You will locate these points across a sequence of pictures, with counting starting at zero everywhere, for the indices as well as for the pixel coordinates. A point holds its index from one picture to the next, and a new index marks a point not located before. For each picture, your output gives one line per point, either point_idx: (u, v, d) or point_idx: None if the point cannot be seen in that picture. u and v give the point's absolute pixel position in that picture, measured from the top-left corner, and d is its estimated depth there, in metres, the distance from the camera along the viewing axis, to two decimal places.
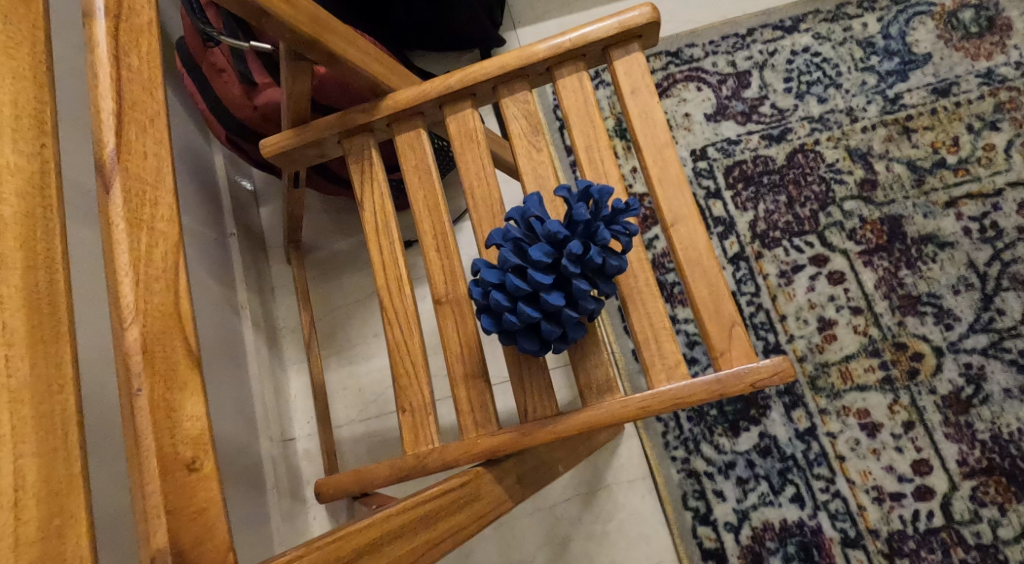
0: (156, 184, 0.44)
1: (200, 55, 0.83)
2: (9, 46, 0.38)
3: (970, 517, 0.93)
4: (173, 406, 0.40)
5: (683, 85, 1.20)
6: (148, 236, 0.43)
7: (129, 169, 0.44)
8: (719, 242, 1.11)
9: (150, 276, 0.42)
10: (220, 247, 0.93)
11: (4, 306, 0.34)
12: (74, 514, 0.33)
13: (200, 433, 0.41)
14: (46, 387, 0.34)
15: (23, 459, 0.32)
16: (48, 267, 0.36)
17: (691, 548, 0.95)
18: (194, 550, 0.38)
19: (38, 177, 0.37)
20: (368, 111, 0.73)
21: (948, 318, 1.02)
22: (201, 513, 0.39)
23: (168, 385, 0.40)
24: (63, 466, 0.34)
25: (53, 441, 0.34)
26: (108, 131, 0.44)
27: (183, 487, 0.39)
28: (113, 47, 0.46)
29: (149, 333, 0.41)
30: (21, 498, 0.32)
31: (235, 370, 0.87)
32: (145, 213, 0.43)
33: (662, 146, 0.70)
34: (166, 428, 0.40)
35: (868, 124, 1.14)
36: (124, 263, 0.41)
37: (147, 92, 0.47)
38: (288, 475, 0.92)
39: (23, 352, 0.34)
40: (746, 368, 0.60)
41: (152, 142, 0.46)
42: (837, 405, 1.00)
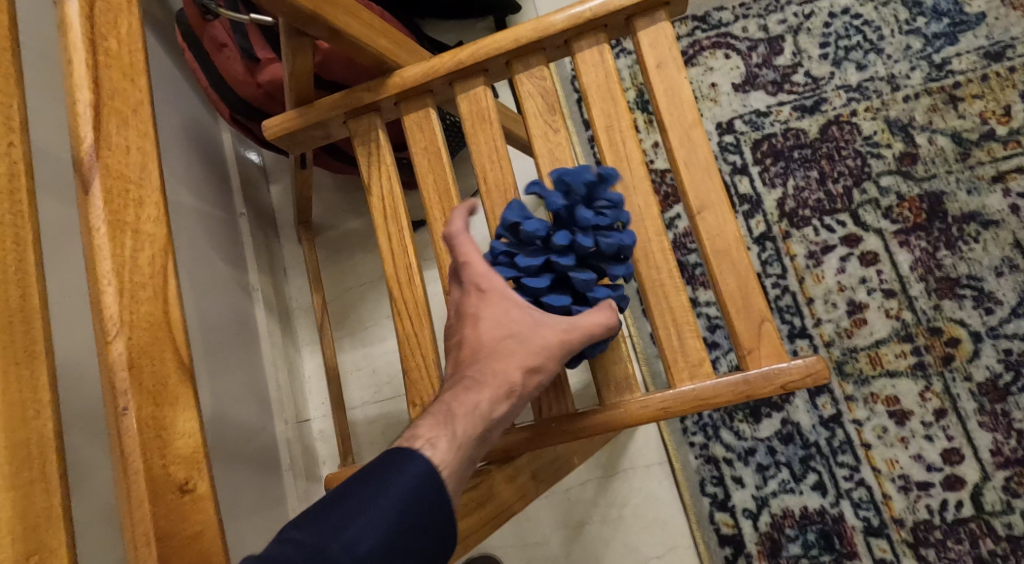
0: (139, 182, 0.44)
1: (200, 30, 0.81)
2: None
3: (1002, 508, 0.90)
4: (163, 423, 0.41)
5: (710, 52, 1.14)
6: (132, 237, 0.43)
7: (109, 166, 0.44)
8: (745, 221, 1.06)
9: (136, 284, 0.42)
10: (230, 228, 0.92)
11: None
12: (54, 550, 0.35)
13: (192, 449, 0.41)
14: (21, 414, 0.36)
15: None
16: (20, 283, 0.38)
17: (708, 534, 0.94)
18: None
19: (8, 179, 0.39)
20: (374, 90, 0.70)
21: (989, 301, 0.97)
22: (195, 538, 0.40)
23: (156, 401, 0.41)
24: (42, 498, 0.35)
25: (29, 474, 0.35)
26: (86, 125, 0.44)
27: (174, 510, 0.39)
28: (88, 32, 0.45)
29: (136, 344, 0.41)
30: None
31: (246, 352, 0.87)
32: (130, 215, 0.43)
33: (689, 127, 0.65)
34: (155, 445, 0.40)
35: (910, 93, 1.07)
36: (106, 270, 0.41)
37: (126, 80, 0.46)
38: (304, 455, 0.93)
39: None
40: (775, 369, 0.57)
41: (134, 134, 0.45)
42: (864, 392, 0.96)
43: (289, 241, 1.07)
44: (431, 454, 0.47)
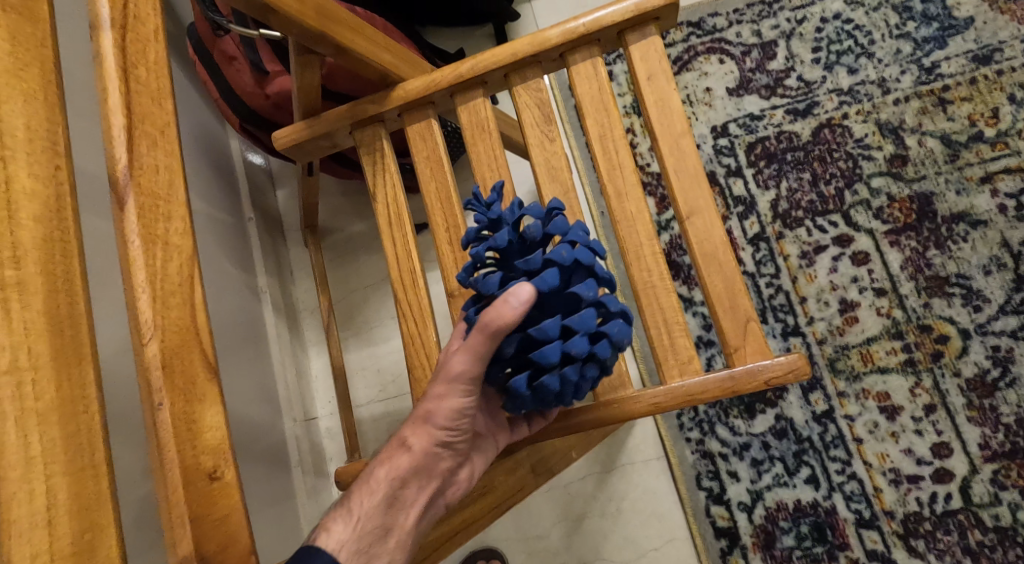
0: (167, 198, 0.47)
1: (211, 43, 0.85)
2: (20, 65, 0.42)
3: (990, 500, 0.93)
4: (192, 419, 0.44)
5: (704, 58, 1.17)
6: (162, 249, 0.46)
7: (140, 183, 0.46)
8: (739, 223, 1.09)
9: (166, 291, 0.45)
10: (239, 232, 0.95)
11: (31, 331, 0.38)
12: (105, 529, 0.38)
13: (220, 443, 0.45)
14: (72, 408, 0.39)
15: (54, 478, 0.37)
16: (67, 290, 0.41)
17: (704, 526, 0.97)
18: (218, 558, 0.43)
19: (54, 199, 0.42)
20: (378, 102, 0.73)
21: (977, 299, 1.00)
22: (221, 522, 0.43)
23: (186, 397, 0.44)
24: (93, 483, 0.39)
25: (81, 461, 0.39)
26: (120, 145, 0.46)
27: (204, 494, 0.43)
28: (121, 61, 0.48)
29: (168, 348, 0.44)
30: (54, 515, 0.37)
31: (256, 352, 0.90)
32: (160, 227, 0.46)
33: (679, 135, 0.68)
34: (186, 438, 0.43)
35: (900, 96, 1.09)
36: (142, 279, 0.44)
37: (154, 103, 0.49)
38: (311, 451, 0.96)
39: (49, 374, 0.38)
40: (761, 365, 0.60)
41: (162, 155, 0.48)
42: (856, 389, 0.99)
43: (295, 244, 1.10)
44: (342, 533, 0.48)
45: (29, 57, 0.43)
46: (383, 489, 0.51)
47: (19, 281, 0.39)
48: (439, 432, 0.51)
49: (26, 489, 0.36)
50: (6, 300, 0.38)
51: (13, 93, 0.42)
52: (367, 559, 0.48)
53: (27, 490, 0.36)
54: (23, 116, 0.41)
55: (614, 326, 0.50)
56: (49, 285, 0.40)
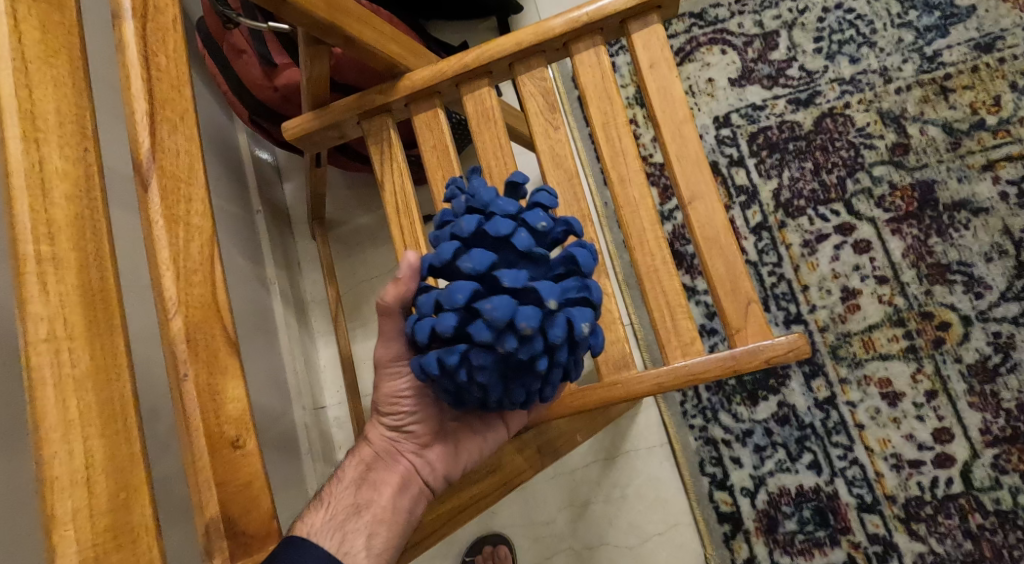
0: (188, 180, 0.51)
1: (221, 37, 0.86)
2: (50, 56, 0.46)
3: (990, 484, 0.94)
4: (215, 389, 0.48)
5: (706, 48, 1.17)
6: (184, 229, 0.50)
7: (163, 167, 0.50)
8: (741, 212, 1.10)
9: (189, 269, 0.49)
10: (248, 225, 0.97)
11: (67, 304, 0.41)
12: (137, 488, 0.41)
13: (241, 413, 0.49)
14: (106, 375, 0.42)
15: (91, 440, 0.40)
16: (99, 267, 0.44)
17: (708, 511, 0.98)
18: (242, 518, 0.48)
19: (83, 181, 0.45)
20: (385, 92, 0.74)
21: (978, 286, 1.00)
22: (245, 486, 0.48)
23: (209, 369, 0.48)
24: (126, 445, 0.42)
25: (116, 425, 0.42)
26: (143, 131, 0.50)
27: (229, 462, 0.48)
28: (142, 48, 0.52)
29: (191, 322, 0.48)
30: (92, 474, 0.39)
31: (266, 342, 0.91)
32: (181, 210, 0.50)
33: (681, 122, 0.69)
34: (211, 408, 0.47)
35: (902, 85, 1.10)
36: (165, 258, 0.48)
37: (174, 90, 0.53)
38: (320, 439, 0.98)
39: (83, 343, 0.41)
40: (762, 346, 0.61)
41: (182, 139, 0.52)
42: (858, 374, 1.00)
43: (303, 236, 1.11)
44: (318, 518, 0.54)
45: (58, 43, 0.46)
46: (350, 480, 0.57)
47: (54, 256, 0.42)
48: (383, 420, 0.58)
49: (66, 449, 0.39)
50: (44, 274, 0.41)
51: (44, 81, 0.45)
52: (342, 538, 0.53)
53: (67, 450, 0.39)
54: (53, 101, 0.45)
55: (486, 304, 0.42)
56: (82, 261, 0.43)
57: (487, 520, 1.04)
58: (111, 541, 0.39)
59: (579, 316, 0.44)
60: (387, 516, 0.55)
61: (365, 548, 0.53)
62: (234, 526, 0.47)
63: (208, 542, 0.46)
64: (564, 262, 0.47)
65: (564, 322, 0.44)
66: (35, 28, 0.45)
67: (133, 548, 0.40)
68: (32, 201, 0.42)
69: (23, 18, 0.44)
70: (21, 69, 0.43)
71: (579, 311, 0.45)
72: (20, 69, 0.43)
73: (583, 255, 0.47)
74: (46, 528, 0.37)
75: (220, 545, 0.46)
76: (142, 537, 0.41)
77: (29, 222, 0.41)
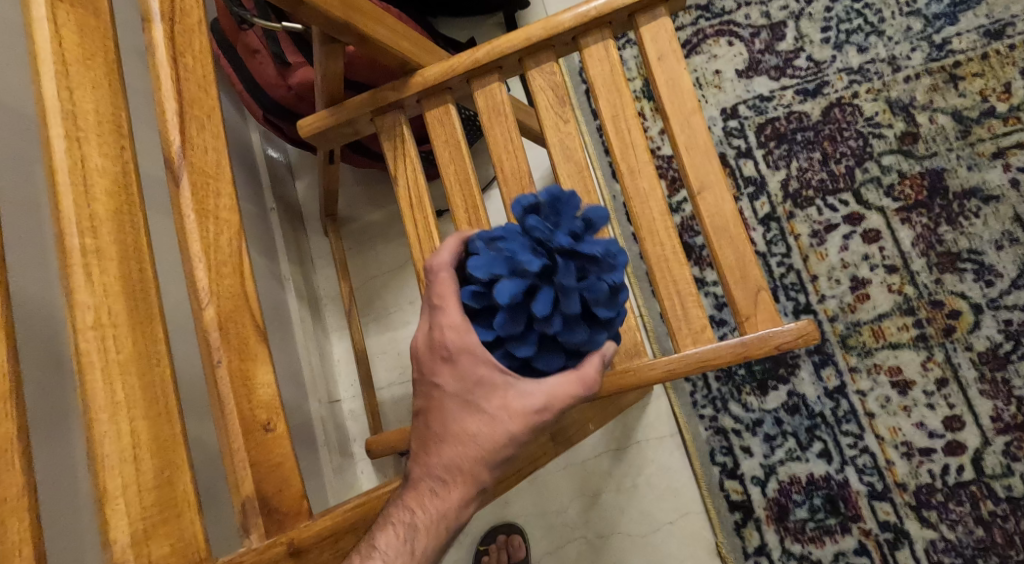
0: (216, 176, 0.55)
1: (235, 38, 0.88)
2: (88, 58, 0.49)
3: (1002, 471, 0.94)
4: (247, 375, 0.52)
5: (714, 40, 1.18)
6: (214, 223, 0.54)
7: (193, 164, 0.54)
8: (750, 203, 1.10)
9: (220, 260, 0.53)
10: (263, 223, 0.99)
11: (110, 293, 0.45)
12: (178, 466, 0.45)
13: (271, 398, 0.53)
14: (147, 361, 0.46)
15: (136, 421, 0.44)
16: (137, 258, 0.47)
17: (719, 500, 0.99)
18: (274, 496, 0.51)
19: (122, 177, 0.48)
20: (398, 89, 0.75)
21: (989, 274, 1.00)
22: (276, 467, 0.52)
23: (240, 355, 0.52)
24: (167, 427, 0.46)
25: (158, 408, 0.45)
26: (173, 129, 0.54)
27: (262, 443, 0.51)
28: (170, 48, 0.55)
29: (222, 311, 0.52)
30: (138, 452, 0.43)
31: (283, 337, 0.94)
32: (211, 204, 0.54)
33: (690, 113, 0.70)
34: (243, 393, 0.51)
35: (911, 74, 1.10)
36: (197, 250, 0.52)
37: (201, 89, 0.56)
38: (336, 432, 1.00)
39: (125, 331, 0.45)
40: (771, 331, 0.62)
41: (209, 136, 0.56)
42: (868, 363, 1.01)
43: (315, 234, 1.13)
44: None
45: (95, 46, 0.50)
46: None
47: (97, 248, 0.45)
48: None
49: (114, 429, 0.42)
50: (88, 265, 0.44)
51: (84, 83, 0.48)
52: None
53: (115, 430, 0.42)
54: (92, 101, 0.48)
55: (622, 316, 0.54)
56: (122, 253, 0.46)
57: (500, 510, 1.05)
58: (157, 515, 0.43)
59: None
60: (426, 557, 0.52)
61: None
62: (268, 503, 0.51)
63: (244, 518, 0.50)
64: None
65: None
66: (73, 32, 0.48)
67: (178, 521, 0.44)
68: (75, 196, 0.45)
69: (62, 22, 0.48)
70: (62, 70, 0.47)
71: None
72: (61, 71, 0.47)
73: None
74: (99, 501, 0.41)
75: (255, 520, 0.50)
76: (186, 511, 0.45)
77: (73, 215, 0.44)
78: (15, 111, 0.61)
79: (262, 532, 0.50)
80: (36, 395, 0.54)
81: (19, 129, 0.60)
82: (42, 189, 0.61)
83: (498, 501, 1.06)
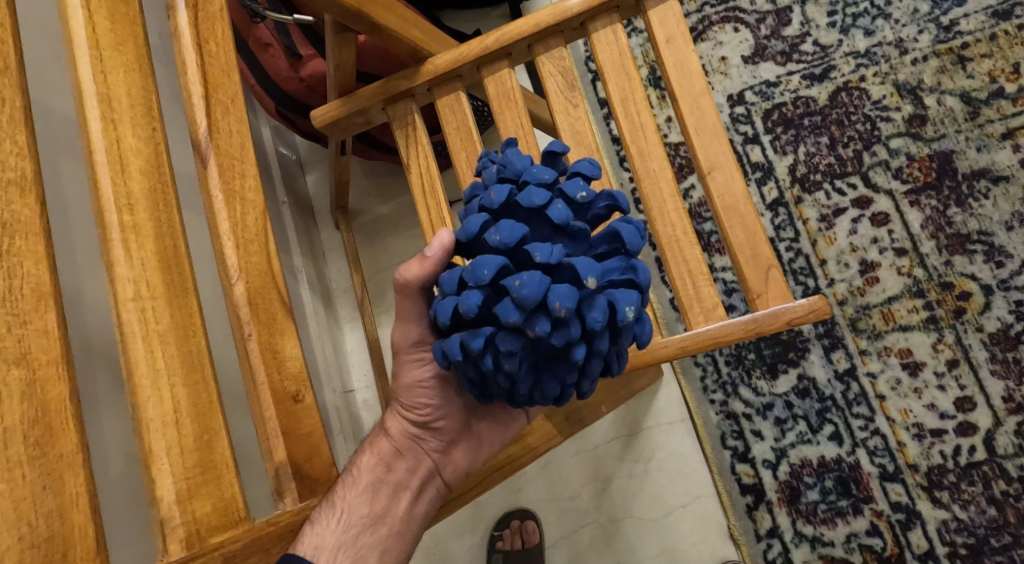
0: (240, 159, 0.57)
1: (246, 31, 0.88)
2: (119, 45, 0.51)
3: (1014, 451, 0.94)
4: (276, 348, 0.54)
5: (719, 27, 1.18)
6: (240, 203, 0.56)
7: (219, 147, 0.56)
8: (758, 189, 1.10)
9: (247, 240, 0.55)
10: (276, 216, 1.00)
11: (148, 267, 0.47)
12: (216, 432, 0.48)
13: (298, 371, 0.55)
14: (185, 332, 0.48)
15: (177, 388, 0.46)
16: (171, 236, 0.50)
17: (730, 484, 1.00)
18: (305, 463, 0.54)
19: (154, 157, 0.51)
20: (409, 77, 0.76)
21: (1000, 255, 1.00)
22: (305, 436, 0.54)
23: (269, 330, 0.54)
24: (205, 394, 0.48)
25: (196, 376, 0.48)
26: (199, 113, 0.56)
27: (292, 413, 0.53)
28: (194, 36, 0.57)
29: (251, 288, 0.54)
30: (180, 417, 0.45)
31: (299, 329, 0.96)
32: (237, 185, 0.56)
33: (698, 95, 0.71)
34: (273, 366, 0.53)
35: (919, 56, 1.09)
36: (225, 229, 0.54)
37: (223, 75, 0.58)
38: (350, 420, 1.01)
39: (163, 303, 0.47)
40: (782, 308, 0.63)
41: (233, 121, 0.58)
42: (878, 346, 1.01)
43: (327, 227, 1.15)
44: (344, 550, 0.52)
45: (125, 33, 0.52)
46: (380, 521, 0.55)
47: (134, 225, 0.47)
48: (403, 413, 0.58)
49: (157, 394, 0.44)
50: (127, 241, 0.46)
51: (117, 68, 0.51)
52: (355, 555, 0.53)
53: (157, 396, 0.44)
54: (124, 85, 0.50)
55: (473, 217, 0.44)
56: (157, 230, 0.49)
57: (513, 496, 1.06)
58: (200, 476, 0.45)
59: (541, 250, 0.41)
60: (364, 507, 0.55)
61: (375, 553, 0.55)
62: (300, 470, 0.53)
63: (277, 482, 0.52)
64: (608, 239, 0.45)
65: (531, 273, 0.40)
66: (105, 19, 0.51)
67: (218, 482, 0.47)
68: (112, 175, 0.47)
69: (95, 10, 0.50)
70: (98, 56, 0.49)
71: (555, 251, 0.42)
72: (96, 56, 0.49)
73: (629, 232, 0.44)
74: (145, 461, 0.43)
75: (288, 485, 0.52)
76: (225, 473, 0.47)
77: (112, 192, 0.46)
78: (49, 104, 0.63)
79: (295, 496, 0.52)
80: None
81: (50, 121, 0.62)
82: (71, 179, 0.63)
83: (512, 486, 1.07)
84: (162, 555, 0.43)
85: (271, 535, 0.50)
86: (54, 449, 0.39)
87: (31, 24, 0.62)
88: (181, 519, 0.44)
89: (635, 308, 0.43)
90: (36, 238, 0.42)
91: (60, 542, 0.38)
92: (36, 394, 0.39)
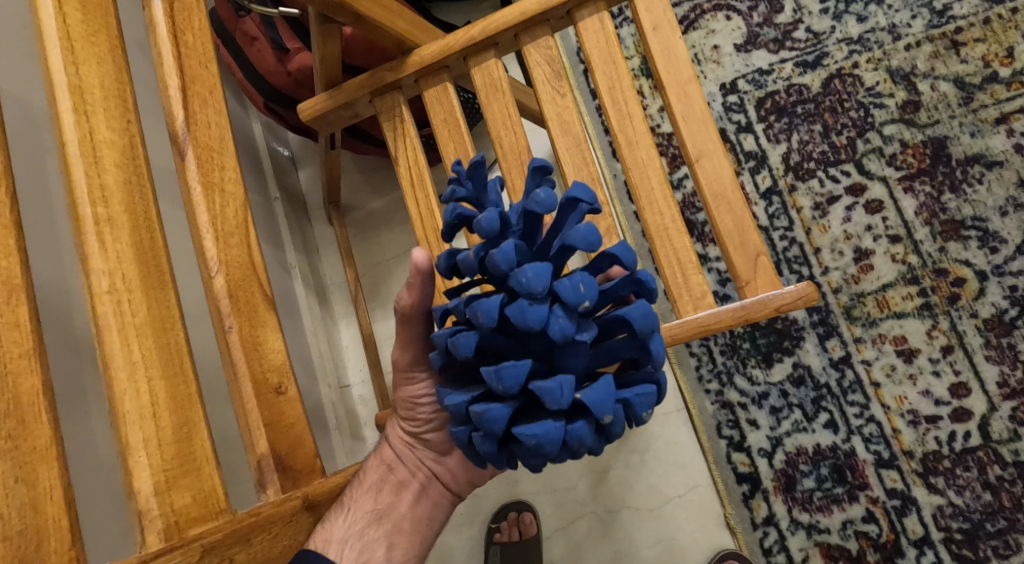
0: (219, 151, 0.58)
1: (234, 26, 0.89)
2: (92, 36, 0.52)
3: (1009, 436, 0.95)
4: (258, 340, 0.55)
5: (711, 15, 1.17)
6: (219, 196, 0.56)
7: (198, 139, 0.57)
8: (751, 177, 1.10)
9: (228, 233, 0.56)
10: (268, 211, 1.00)
11: (124, 260, 0.47)
12: (196, 423, 0.48)
13: (281, 362, 0.56)
14: (163, 324, 0.49)
15: (154, 380, 0.46)
16: (148, 228, 0.50)
17: (726, 472, 1.00)
18: (290, 455, 0.54)
19: (130, 149, 0.51)
20: (396, 69, 0.75)
21: (994, 241, 1.00)
22: (290, 427, 0.55)
23: (250, 323, 0.55)
24: (183, 386, 0.48)
25: (174, 367, 0.48)
26: (177, 105, 0.56)
27: (275, 405, 0.54)
28: (171, 27, 0.58)
29: (232, 280, 0.55)
30: (157, 409, 0.46)
31: (293, 322, 0.95)
32: (216, 177, 0.57)
33: (685, 82, 0.70)
34: (255, 357, 0.54)
35: (912, 41, 1.09)
36: (204, 222, 0.54)
37: (202, 66, 0.59)
38: (346, 414, 1.02)
39: (139, 295, 0.47)
40: (771, 295, 0.63)
41: (212, 113, 0.58)
42: (872, 333, 1.01)
43: (321, 224, 1.15)
44: (354, 546, 0.52)
45: (98, 25, 0.53)
46: (391, 521, 0.55)
47: (109, 218, 0.47)
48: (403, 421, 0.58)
49: (133, 387, 0.45)
50: (102, 234, 0.46)
51: (89, 59, 0.51)
52: (362, 548, 0.52)
53: (134, 387, 0.45)
54: (97, 77, 0.51)
55: (468, 339, 0.40)
56: (133, 222, 0.49)
57: (509, 488, 1.07)
58: (178, 467, 0.46)
59: (550, 397, 0.39)
60: (377, 509, 0.55)
61: (385, 559, 0.53)
62: (283, 461, 0.53)
63: (260, 474, 0.52)
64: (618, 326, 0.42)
65: (542, 428, 0.39)
66: (77, 11, 0.51)
67: (197, 474, 0.47)
68: (86, 167, 0.47)
69: (65, 1, 0.50)
70: (70, 48, 0.50)
71: (565, 392, 0.39)
72: (66, 48, 0.49)
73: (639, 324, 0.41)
74: (123, 454, 0.44)
75: (270, 477, 0.52)
76: (204, 466, 0.48)
77: (85, 184, 0.47)
78: (29, 101, 0.62)
79: (277, 487, 0.52)
80: (57, 377, 0.56)
81: (31, 118, 0.62)
82: (54, 178, 0.62)
83: (508, 479, 1.07)
84: (142, 547, 0.43)
85: (252, 526, 0.48)
86: (26, 441, 0.40)
87: (9, 21, 0.62)
88: (159, 510, 0.44)
89: (651, 408, 0.42)
90: (7, 230, 0.42)
91: (34, 533, 0.38)
92: (8, 387, 0.40)
